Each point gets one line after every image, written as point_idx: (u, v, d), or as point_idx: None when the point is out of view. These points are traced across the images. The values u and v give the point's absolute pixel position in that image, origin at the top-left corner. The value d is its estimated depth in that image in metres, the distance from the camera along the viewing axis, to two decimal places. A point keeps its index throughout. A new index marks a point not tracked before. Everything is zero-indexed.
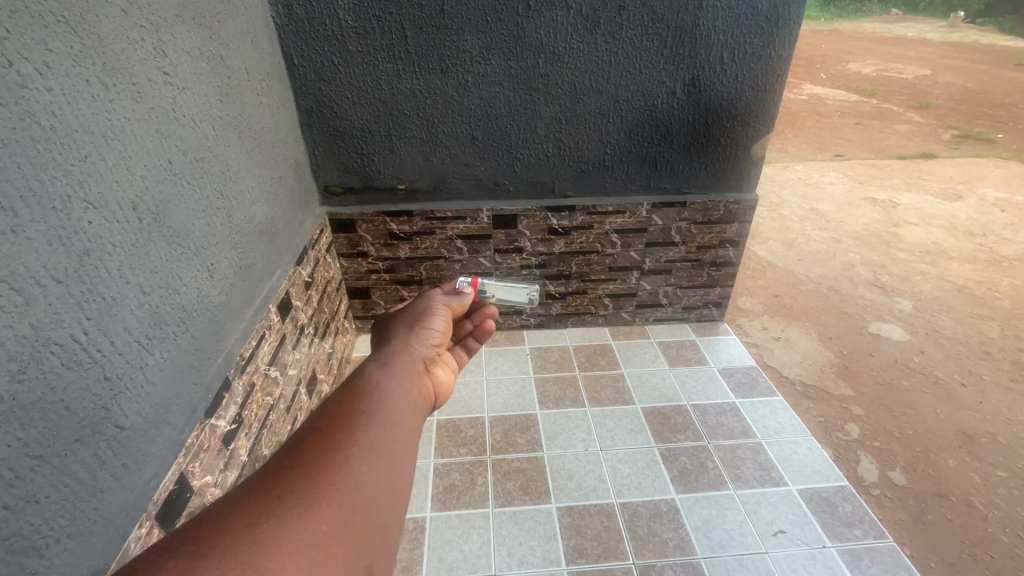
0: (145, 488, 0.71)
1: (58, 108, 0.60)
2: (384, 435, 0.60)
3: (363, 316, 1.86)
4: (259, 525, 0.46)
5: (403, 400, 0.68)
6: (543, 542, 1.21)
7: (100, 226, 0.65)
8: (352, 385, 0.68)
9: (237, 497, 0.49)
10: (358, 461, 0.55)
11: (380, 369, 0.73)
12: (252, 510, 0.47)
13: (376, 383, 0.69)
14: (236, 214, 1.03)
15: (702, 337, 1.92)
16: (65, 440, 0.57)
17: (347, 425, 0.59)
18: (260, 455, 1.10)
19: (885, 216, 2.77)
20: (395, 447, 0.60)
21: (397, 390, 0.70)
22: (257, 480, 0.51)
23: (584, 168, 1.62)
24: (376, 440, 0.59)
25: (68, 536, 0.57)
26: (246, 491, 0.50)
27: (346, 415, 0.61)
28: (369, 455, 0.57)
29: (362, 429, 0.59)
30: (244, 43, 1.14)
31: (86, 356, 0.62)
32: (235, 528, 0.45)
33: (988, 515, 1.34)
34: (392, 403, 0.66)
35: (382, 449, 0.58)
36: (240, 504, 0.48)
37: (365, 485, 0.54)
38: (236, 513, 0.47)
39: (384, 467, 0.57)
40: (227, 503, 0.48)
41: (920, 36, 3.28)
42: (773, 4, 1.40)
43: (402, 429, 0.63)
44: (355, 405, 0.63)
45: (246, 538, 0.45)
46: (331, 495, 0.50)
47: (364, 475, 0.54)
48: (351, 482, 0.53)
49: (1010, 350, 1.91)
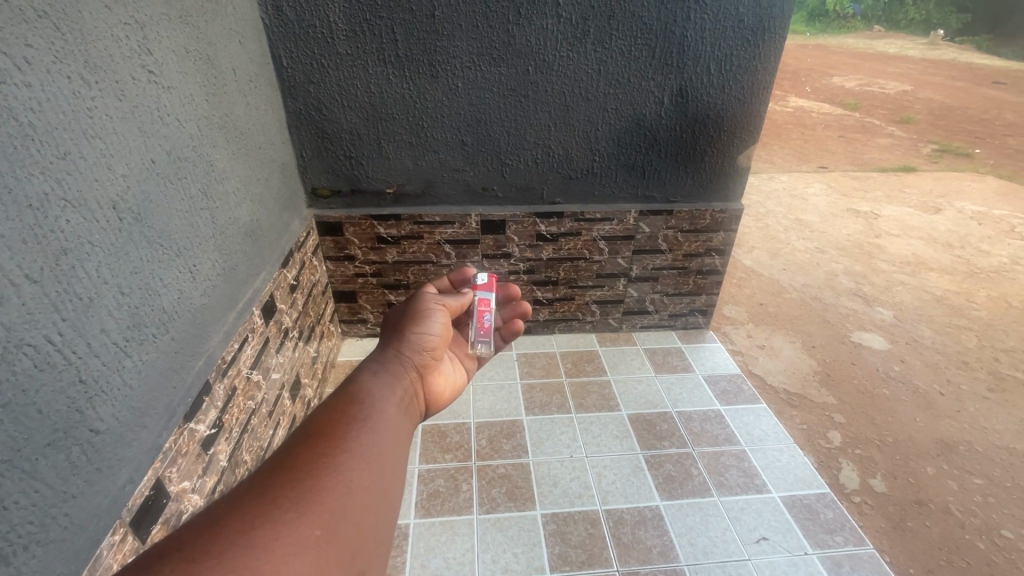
0: (119, 494, 0.69)
1: (36, 104, 0.59)
2: (376, 444, 0.60)
3: (349, 320, 1.84)
4: (254, 530, 0.45)
5: (395, 411, 0.68)
6: (527, 549, 1.21)
7: (78, 225, 0.64)
8: (346, 393, 0.67)
9: (230, 503, 0.48)
10: (351, 468, 0.55)
11: (375, 377, 0.73)
12: (245, 517, 0.46)
13: (370, 392, 0.69)
14: (220, 215, 1.02)
15: (688, 344, 1.94)
16: (36, 444, 0.56)
17: (341, 432, 0.59)
18: (241, 460, 1.08)
19: (867, 227, 2.83)
20: (387, 457, 0.60)
21: (390, 399, 0.69)
22: (249, 488, 0.50)
23: (572, 174, 1.63)
24: (368, 448, 0.59)
25: (37, 544, 0.55)
26: (238, 498, 0.48)
27: (340, 421, 0.60)
28: (362, 464, 0.56)
29: (356, 437, 0.59)
30: (232, 43, 1.13)
31: (61, 358, 0.60)
32: (229, 532, 0.44)
33: (965, 522, 1.36)
34: (384, 414, 0.66)
35: (374, 459, 0.58)
36: (234, 510, 0.47)
37: (356, 493, 0.53)
38: (230, 517, 0.46)
39: (376, 477, 0.57)
40: (220, 509, 0.47)
41: (901, 53, 3.23)
42: (759, 17, 1.42)
43: (392, 440, 0.63)
44: (348, 413, 0.62)
45: (241, 541, 0.44)
46: (324, 503, 0.50)
47: (357, 482, 0.54)
48: (343, 490, 0.52)
49: (986, 360, 1.97)
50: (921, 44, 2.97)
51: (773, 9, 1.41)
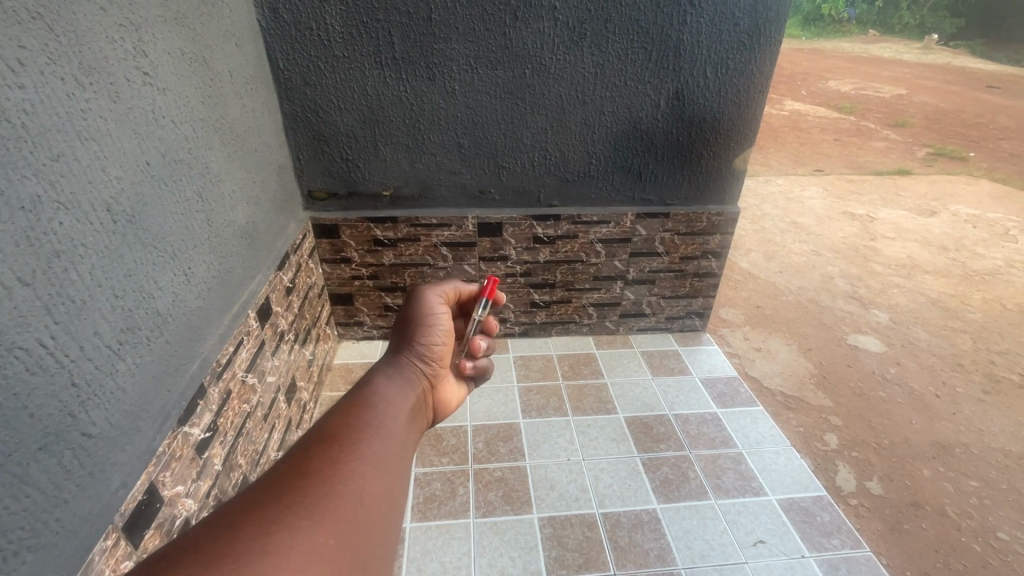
0: (112, 499, 0.68)
1: (29, 106, 0.58)
2: (386, 452, 0.59)
3: (346, 322, 1.83)
4: (268, 536, 0.44)
5: (404, 420, 0.67)
6: (525, 552, 1.20)
7: (71, 227, 0.64)
8: (356, 399, 0.67)
9: (243, 506, 0.47)
10: (362, 477, 0.54)
11: (385, 384, 0.72)
12: (258, 522, 0.45)
13: (380, 400, 0.68)
14: (215, 218, 1.02)
15: (685, 347, 1.94)
16: (27, 449, 0.55)
17: (352, 439, 0.58)
18: (236, 463, 1.07)
19: (863, 230, 2.83)
20: (395, 466, 0.59)
21: (399, 407, 0.68)
22: (262, 492, 0.49)
23: (569, 177, 1.63)
24: (379, 456, 0.58)
25: (28, 549, 0.55)
26: (252, 502, 0.48)
27: (351, 429, 0.60)
28: (373, 472, 0.56)
29: (367, 445, 0.58)
30: (228, 45, 1.12)
31: (53, 361, 0.60)
32: (244, 537, 0.43)
33: (961, 524, 1.36)
34: (393, 422, 0.65)
35: (384, 468, 0.57)
36: (248, 514, 0.46)
37: (368, 501, 0.52)
38: (245, 523, 0.45)
39: (387, 486, 0.56)
40: (233, 512, 0.46)
41: (896, 56, 3.27)
42: (754, 21, 1.43)
43: (400, 449, 0.62)
44: (359, 420, 0.62)
45: (256, 546, 0.43)
46: (337, 509, 0.49)
47: (367, 491, 0.53)
48: (355, 498, 0.52)
49: (982, 362, 1.98)
50: (915, 49, 3.00)
51: (768, 13, 1.42)
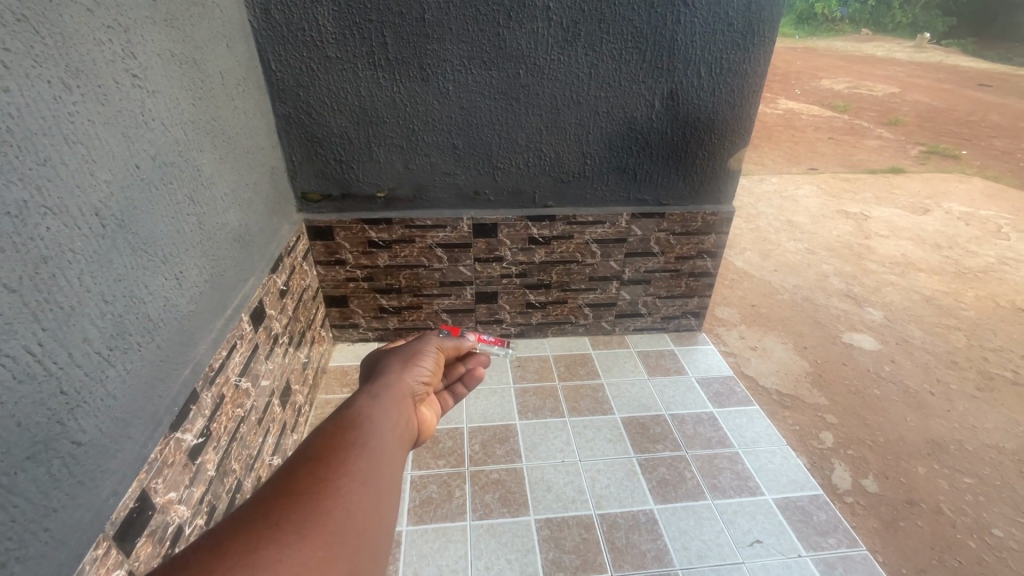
0: (102, 507, 0.67)
1: (15, 110, 0.57)
2: (378, 465, 0.55)
3: (341, 324, 1.82)
4: (256, 552, 0.41)
5: (395, 431, 0.63)
6: (521, 554, 1.20)
7: (59, 232, 0.63)
8: (347, 411, 0.62)
9: (231, 524, 0.44)
10: (353, 489, 0.50)
11: (379, 396, 0.68)
12: (246, 539, 0.42)
13: (371, 412, 0.63)
14: (208, 220, 1.01)
15: (681, 346, 1.94)
16: (15, 458, 0.55)
17: (344, 452, 0.54)
18: (229, 469, 1.06)
19: (857, 228, 2.85)
20: (387, 479, 0.55)
21: (391, 419, 0.64)
22: (249, 509, 0.46)
23: (563, 177, 1.63)
24: (371, 468, 0.54)
25: (17, 560, 0.54)
26: (239, 520, 0.44)
27: (342, 442, 0.56)
28: (365, 484, 0.52)
29: (358, 458, 0.54)
30: (218, 47, 1.11)
31: (41, 369, 0.59)
32: (233, 552, 0.41)
33: (956, 521, 1.37)
34: (385, 434, 0.61)
35: (376, 480, 0.53)
36: (237, 531, 0.43)
37: (359, 512, 0.49)
38: (232, 540, 0.42)
39: (378, 499, 0.52)
40: (221, 530, 0.43)
41: (888, 55, 3.19)
42: (748, 21, 1.43)
43: (391, 461, 0.58)
44: (349, 433, 0.58)
45: (246, 562, 0.40)
46: (327, 523, 0.46)
47: (358, 504, 0.50)
48: (346, 511, 0.48)
49: (975, 359, 1.98)
50: (908, 47, 2.98)
51: (762, 12, 1.42)
